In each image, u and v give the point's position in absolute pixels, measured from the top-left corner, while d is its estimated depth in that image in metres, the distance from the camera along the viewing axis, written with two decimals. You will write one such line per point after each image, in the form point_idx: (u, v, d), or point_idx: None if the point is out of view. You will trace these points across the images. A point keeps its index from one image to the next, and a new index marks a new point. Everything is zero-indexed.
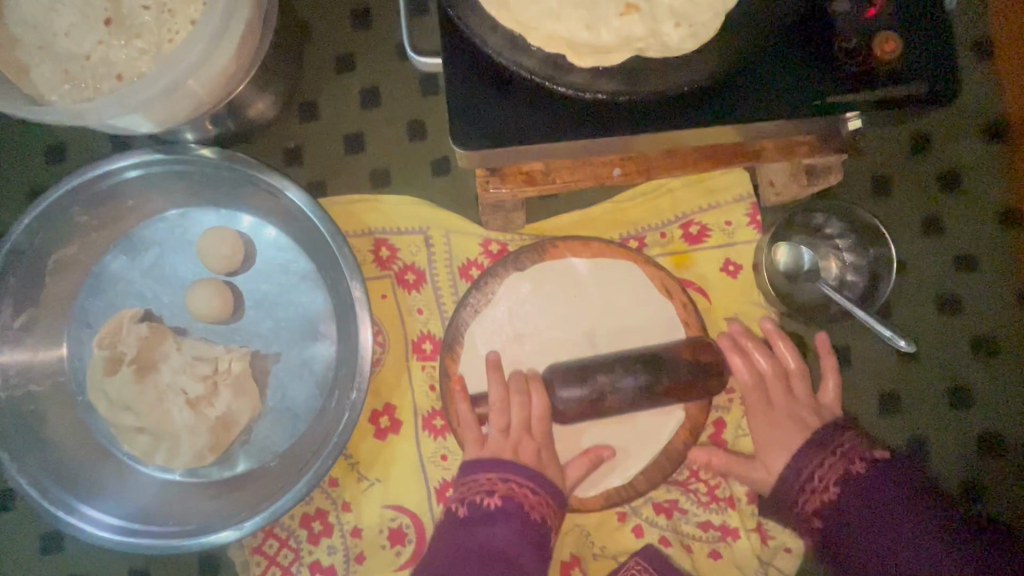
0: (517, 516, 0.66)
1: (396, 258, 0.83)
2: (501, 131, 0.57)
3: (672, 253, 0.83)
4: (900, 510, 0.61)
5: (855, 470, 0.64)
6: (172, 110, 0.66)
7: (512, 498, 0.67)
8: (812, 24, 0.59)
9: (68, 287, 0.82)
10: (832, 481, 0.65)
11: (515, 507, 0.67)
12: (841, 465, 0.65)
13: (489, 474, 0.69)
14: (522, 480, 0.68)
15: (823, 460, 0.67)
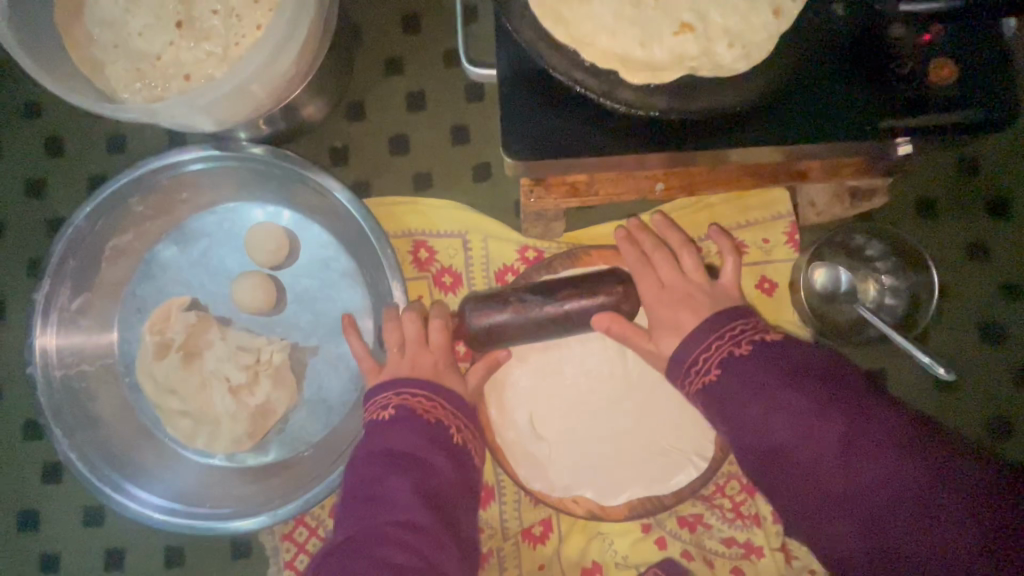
0: (409, 419, 0.64)
1: (434, 259, 0.85)
2: (549, 143, 0.59)
3: (708, 268, 0.84)
4: (803, 412, 0.56)
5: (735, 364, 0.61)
6: (233, 110, 0.69)
7: (402, 404, 0.66)
8: (868, 49, 0.59)
9: (122, 273, 0.86)
10: (744, 339, 0.62)
11: (412, 417, 0.64)
12: (766, 400, 0.58)
13: (389, 390, 0.68)
14: (419, 391, 0.67)
15: (721, 337, 0.63)
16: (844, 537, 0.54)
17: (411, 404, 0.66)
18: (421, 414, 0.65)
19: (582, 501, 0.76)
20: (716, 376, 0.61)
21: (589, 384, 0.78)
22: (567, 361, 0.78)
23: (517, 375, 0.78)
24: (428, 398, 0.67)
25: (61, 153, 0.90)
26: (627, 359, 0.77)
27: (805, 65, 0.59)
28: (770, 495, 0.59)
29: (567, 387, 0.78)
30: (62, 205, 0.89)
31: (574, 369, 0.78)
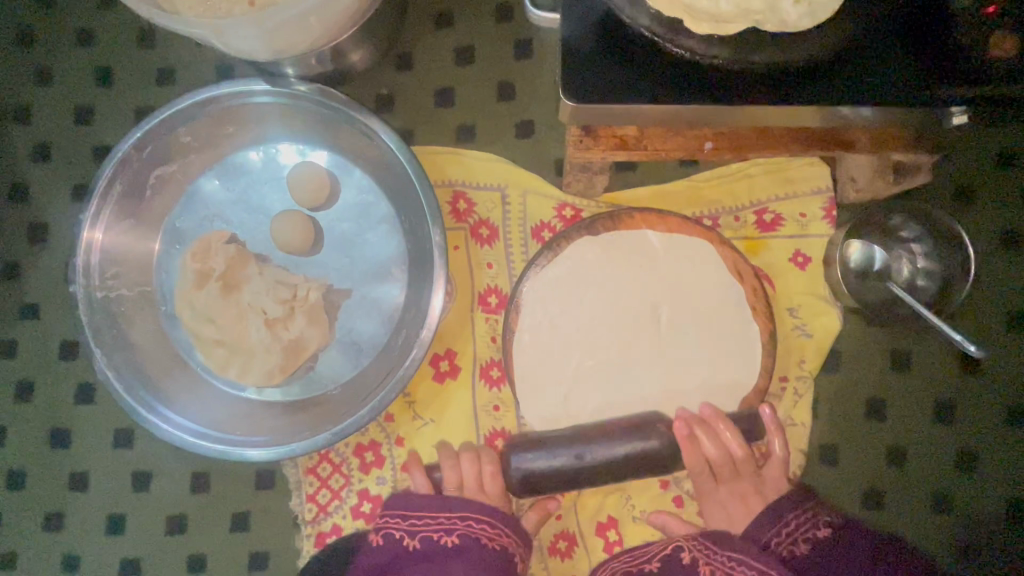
0: (471, 550, 0.69)
1: (472, 211, 0.86)
2: (608, 87, 0.59)
3: (743, 238, 0.84)
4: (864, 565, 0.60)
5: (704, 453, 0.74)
6: (291, 39, 0.70)
7: (468, 534, 0.70)
8: (931, 15, 0.59)
9: (165, 203, 0.87)
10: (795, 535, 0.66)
11: (475, 541, 0.70)
12: (788, 544, 0.66)
13: (447, 510, 0.71)
14: (478, 517, 0.71)
15: (783, 519, 0.67)
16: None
17: (466, 527, 0.70)
18: (484, 539, 0.70)
19: None
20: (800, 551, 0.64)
21: (616, 337, 0.79)
22: (598, 317, 0.79)
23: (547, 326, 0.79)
24: (491, 526, 0.71)
25: (110, 82, 0.91)
26: (659, 318, 0.78)
27: (868, 27, 0.60)
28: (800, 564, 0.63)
29: (594, 341, 0.79)
30: (108, 134, 0.90)
31: (602, 321, 0.79)
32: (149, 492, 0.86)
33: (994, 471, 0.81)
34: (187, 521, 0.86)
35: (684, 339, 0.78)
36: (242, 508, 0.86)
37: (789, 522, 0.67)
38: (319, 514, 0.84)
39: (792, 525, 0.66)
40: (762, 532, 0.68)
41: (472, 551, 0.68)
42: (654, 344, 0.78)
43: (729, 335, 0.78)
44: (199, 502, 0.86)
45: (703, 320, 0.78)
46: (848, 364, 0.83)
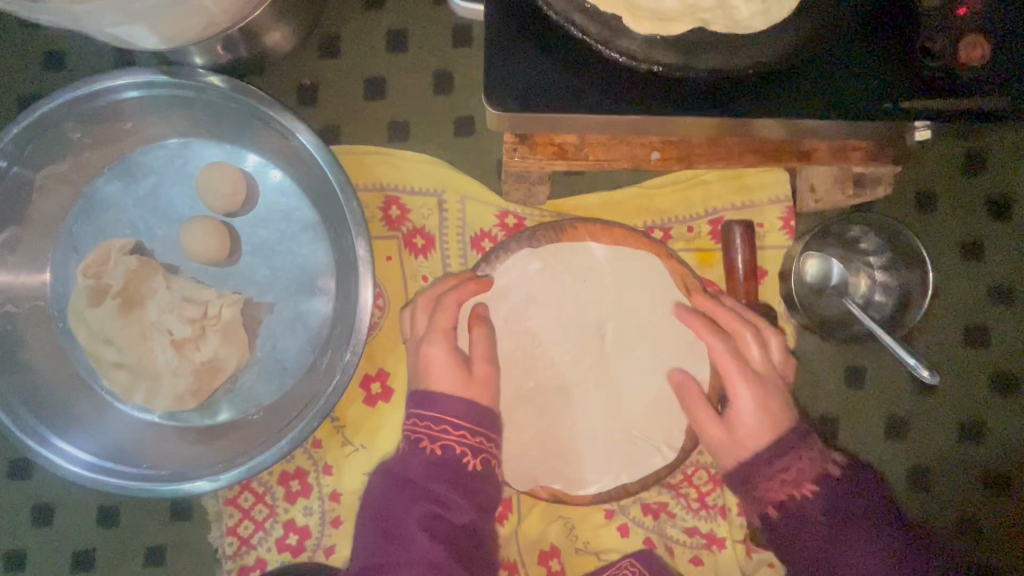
0: (448, 479, 0.61)
1: (405, 219, 0.79)
2: (539, 94, 0.52)
3: (696, 250, 0.79)
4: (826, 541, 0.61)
5: (730, 389, 0.67)
6: (182, 26, 0.60)
7: (456, 448, 0.63)
8: (887, 19, 0.54)
9: (56, 207, 0.77)
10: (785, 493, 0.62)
11: (454, 452, 0.62)
12: (786, 492, 0.63)
13: (446, 421, 0.63)
14: (464, 433, 0.63)
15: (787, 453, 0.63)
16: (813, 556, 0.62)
17: (450, 439, 0.63)
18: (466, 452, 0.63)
19: (546, 484, 0.72)
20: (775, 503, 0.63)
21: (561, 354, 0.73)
22: (538, 338, 0.72)
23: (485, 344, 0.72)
24: (479, 447, 0.63)
25: None
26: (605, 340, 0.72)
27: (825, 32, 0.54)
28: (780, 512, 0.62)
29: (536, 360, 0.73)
30: None
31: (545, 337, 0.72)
32: (50, 527, 0.78)
33: (945, 490, 0.79)
34: (94, 557, 0.78)
35: (632, 363, 0.72)
36: (157, 542, 0.79)
37: (789, 459, 0.63)
38: (242, 548, 0.77)
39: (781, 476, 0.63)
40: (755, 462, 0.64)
41: (450, 476, 0.61)
42: (600, 370, 0.72)
43: (679, 358, 0.72)
44: (107, 537, 0.79)
45: (652, 343, 0.72)
46: (803, 381, 0.80)
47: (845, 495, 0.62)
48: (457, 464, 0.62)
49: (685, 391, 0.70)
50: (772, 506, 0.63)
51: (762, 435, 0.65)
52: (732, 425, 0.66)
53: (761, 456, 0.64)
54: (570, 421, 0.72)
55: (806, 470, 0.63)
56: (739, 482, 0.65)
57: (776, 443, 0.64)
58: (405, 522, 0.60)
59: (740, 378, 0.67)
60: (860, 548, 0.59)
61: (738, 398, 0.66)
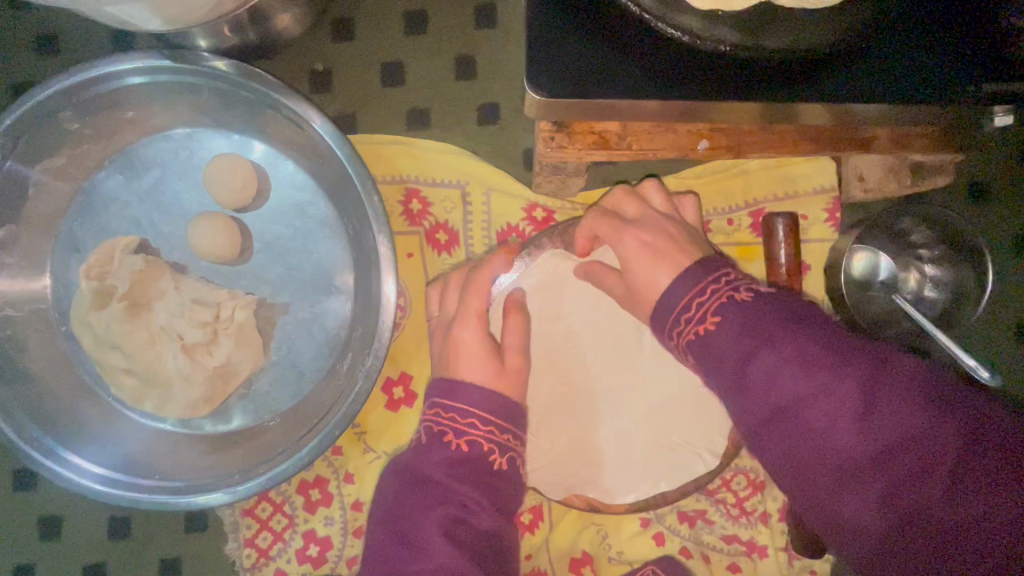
0: (474, 479, 0.53)
1: (427, 213, 0.74)
2: (587, 78, 0.47)
3: (736, 244, 0.74)
4: (881, 465, 0.40)
5: (741, 297, 0.49)
6: (187, 6, 0.55)
7: (483, 445, 0.54)
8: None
9: (55, 203, 0.73)
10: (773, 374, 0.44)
11: (479, 449, 0.54)
12: (776, 382, 0.43)
13: (471, 412, 0.55)
14: (492, 427, 0.55)
15: (763, 320, 0.46)
16: (820, 459, 0.42)
17: (475, 431, 0.55)
18: (491, 449, 0.54)
19: (580, 493, 0.68)
20: (753, 373, 0.44)
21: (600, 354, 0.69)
22: (572, 340, 0.69)
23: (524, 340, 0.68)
24: (506, 445, 0.55)
25: None
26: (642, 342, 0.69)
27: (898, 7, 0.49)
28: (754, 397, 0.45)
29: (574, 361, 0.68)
30: None
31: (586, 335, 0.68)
32: (59, 539, 0.75)
33: None
34: (106, 570, 0.75)
35: (670, 365, 0.69)
36: (172, 554, 0.75)
37: (796, 342, 0.44)
38: (260, 560, 0.74)
39: (792, 355, 0.43)
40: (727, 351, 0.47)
41: (477, 475, 0.53)
42: (636, 372, 0.69)
43: None
44: (119, 549, 0.75)
45: None
46: None
47: (831, 363, 0.42)
48: (483, 463, 0.53)
49: (705, 313, 0.49)
50: (786, 361, 0.43)
51: (761, 321, 0.46)
52: (740, 333, 0.46)
53: (785, 353, 0.44)
54: (606, 427, 0.69)
55: (844, 377, 0.41)
56: (739, 353, 0.46)
57: (790, 332, 0.44)
58: (424, 528, 0.50)
59: (736, 298, 0.49)
60: (894, 416, 0.40)
61: (747, 305, 0.48)
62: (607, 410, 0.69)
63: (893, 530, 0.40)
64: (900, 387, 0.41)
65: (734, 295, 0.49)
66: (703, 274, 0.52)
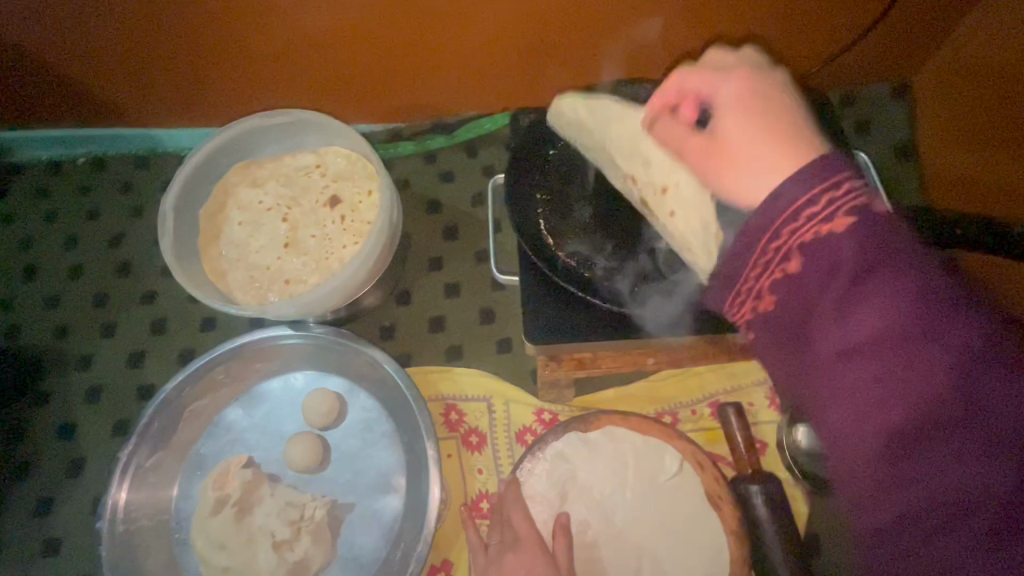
0: None
1: (463, 421, 0.99)
2: (557, 331, 0.80)
3: (703, 429, 0.95)
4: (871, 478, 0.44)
5: (843, 308, 0.45)
6: (319, 308, 0.89)
7: None
8: None
9: (192, 432, 0.99)
10: (827, 327, 0.46)
11: None
12: (857, 353, 0.44)
13: None
14: None
15: (868, 265, 0.44)
16: (940, 467, 0.41)
17: None
18: None
19: None
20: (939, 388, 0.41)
21: (626, 502, 0.86)
22: (581, 519, 0.85)
23: (551, 478, 0.87)
24: None
25: (162, 330, 1.10)
26: (635, 518, 0.85)
27: None
28: (888, 363, 0.43)
29: None
30: (153, 375, 1.07)
31: (610, 479, 0.87)
32: None
33: None
34: None
35: (662, 537, 0.83)
36: None
37: (873, 263, 0.44)
38: None
39: (839, 333, 0.45)
40: (832, 330, 0.45)
41: None
42: (634, 547, 0.83)
43: (705, 533, 0.82)
44: None
45: (676, 520, 0.84)
46: (824, 545, 0.88)
47: (947, 374, 0.41)
48: None
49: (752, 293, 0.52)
50: (850, 404, 0.44)
51: (887, 253, 0.44)
52: (863, 247, 0.44)
53: (878, 293, 0.44)
54: None
55: (953, 431, 0.41)
56: (832, 274, 0.45)
57: (891, 378, 0.43)
58: None
59: (783, 273, 0.48)
60: (954, 440, 0.41)
61: (844, 243, 0.45)
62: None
63: (901, 532, 0.43)
64: (917, 370, 0.42)
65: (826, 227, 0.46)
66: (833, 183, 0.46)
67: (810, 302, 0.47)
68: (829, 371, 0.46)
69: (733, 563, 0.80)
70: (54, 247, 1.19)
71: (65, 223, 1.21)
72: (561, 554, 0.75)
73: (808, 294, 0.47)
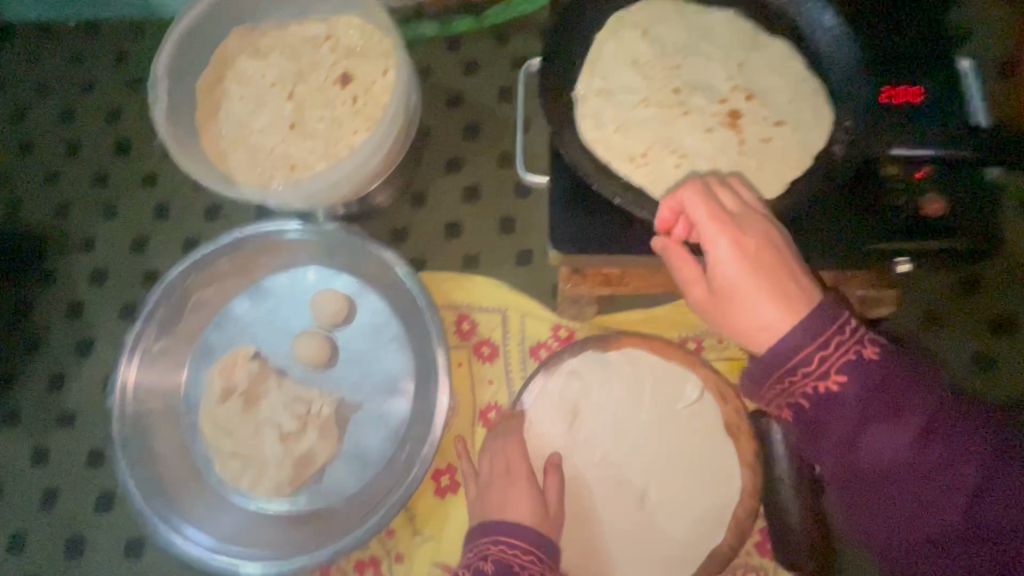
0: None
1: (475, 331, 0.94)
2: (582, 240, 0.68)
3: (727, 359, 0.90)
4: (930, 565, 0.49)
5: (863, 439, 0.49)
6: (329, 198, 0.82)
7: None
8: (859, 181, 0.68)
9: (197, 321, 0.97)
10: (864, 451, 0.49)
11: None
12: (897, 469, 0.48)
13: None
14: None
15: (885, 396, 0.48)
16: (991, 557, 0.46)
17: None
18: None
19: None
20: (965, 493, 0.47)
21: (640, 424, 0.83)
22: (591, 438, 0.83)
23: (563, 395, 0.84)
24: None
25: (166, 216, 1.05)
26: (647, 442, 0.82)
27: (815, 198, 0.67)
28: (918, 479, 0.48)
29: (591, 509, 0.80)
30: (158, 262, 1.03)
31: (625, 401, 0.84)
32: None
33: None
34: None
35: (673, 462, 0.81)
36: None
37: (889, 394, 0.49)
38: None
39: (875, 454, 0.49)
40: (869, 449, 0.49)
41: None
42: (643, 468, 0.82)
43: (718, 461, 0.80)
44: None
45: (689, 446, 0.81)
46: None
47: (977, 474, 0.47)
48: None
49: (799, 394, 0.51)
50: (882, 514, 0.50)
51: (890, 381, 0.49)
52: (869, 385, 0.49)
53: (899, 424, 0.48)
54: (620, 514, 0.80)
55: (994, 523, 0.46)
56: (854, 409, 0.49)
57: (923, 489, 0.48)
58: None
59: (836, 374, 0.50)
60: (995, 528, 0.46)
61: (872, 364, 0.49)
62: (618, 499, 0.81)
63: None
64: (954, 479, 0.47)
65: (861, 349, 0.50)
66: (828, 320, 0.50)
67: (824, 423, 0.50)
68: (873, 484, 0.50)
69: (743, 493, 0.78)
70: (50, 120, 1.11)
71: (60, 94, 1.12)
72: (552, 500, 0.75)
73: (834, 411, 0.50)
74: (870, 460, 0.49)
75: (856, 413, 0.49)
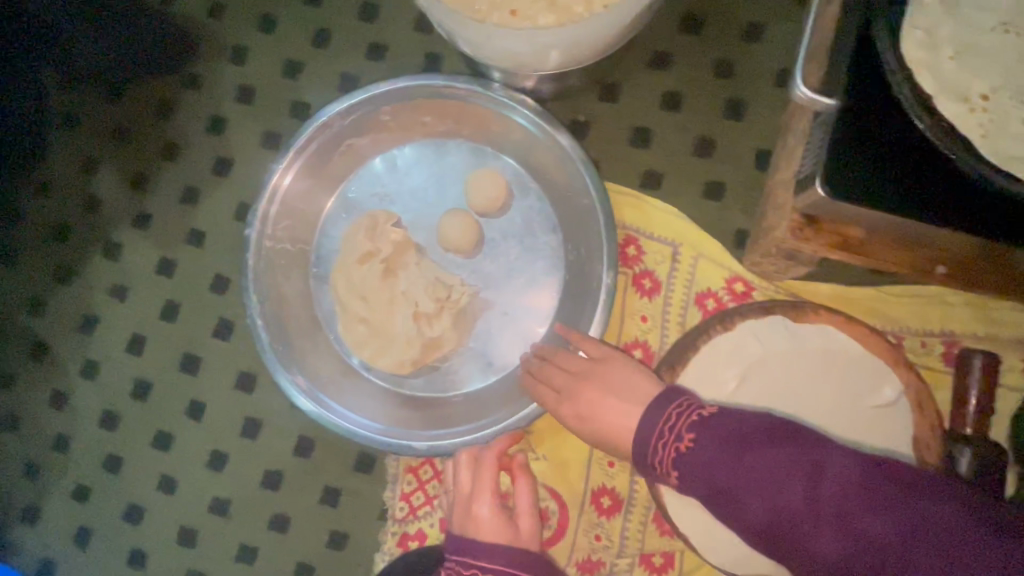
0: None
1: (640, 259, 0.84)
2: (868, 185, 0.55)
3: (924, 367, 0.78)
4: None
5: (783, 494, 0.56)
6: (543, 59, 0.71)
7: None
8: None
9: (342, 169, 0.89)
10: (799, 516, 0.55)
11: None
12: (830, 514, 0.53)
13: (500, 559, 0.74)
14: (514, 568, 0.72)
15: (761, 450, 0.59)
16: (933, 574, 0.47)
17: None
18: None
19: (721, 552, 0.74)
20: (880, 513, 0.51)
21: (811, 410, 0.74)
22: None
23: (736, 356, 0.74)
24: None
25: (324, 45, 0.94)
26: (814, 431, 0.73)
27: None
28: (845, 518, 0.52)
29: None
30: (308, 95, 0.93)
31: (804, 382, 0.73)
32: (255, 440, 0.87)
33: None
34: (283, 477, 0.86)
35: None
36: (335, 483, 0.85)
37: (748, 448, 0.59)
38: (409, 515, 0.83)
39: (807, 514, 0.54)
40: (787, 507, 0.55)
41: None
42: None
43: None
44: (298, 466, 0.86)
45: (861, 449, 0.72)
46: None
47: (883, 496, 0.52)
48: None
49: (667, 464, 0.63)
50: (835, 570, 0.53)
51: (746, 435, 0.60)
52: (723, 441, 0.60)
53: (768, 463, 0.58)
54: None
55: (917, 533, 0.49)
56: (729, 465, 0.59)
57: (843, 524, 0.52)
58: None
59: (683, 445, 0.62)
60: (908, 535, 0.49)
61: (711, 421, 0.62)
62: None
63: None
64: (883, 506, 0.52)
65: (702, 413, 0.64)
66: (669, 402, 0.66)
67: (718, 488, 0.59)
68: (813, 541, 0.54)
69: None
70: None
71: None
72: (522, 527, 0.74)
73: (715, 470, 0.59)
74: (803, 521, 0.54)
75: (751, 474, 0.58)
